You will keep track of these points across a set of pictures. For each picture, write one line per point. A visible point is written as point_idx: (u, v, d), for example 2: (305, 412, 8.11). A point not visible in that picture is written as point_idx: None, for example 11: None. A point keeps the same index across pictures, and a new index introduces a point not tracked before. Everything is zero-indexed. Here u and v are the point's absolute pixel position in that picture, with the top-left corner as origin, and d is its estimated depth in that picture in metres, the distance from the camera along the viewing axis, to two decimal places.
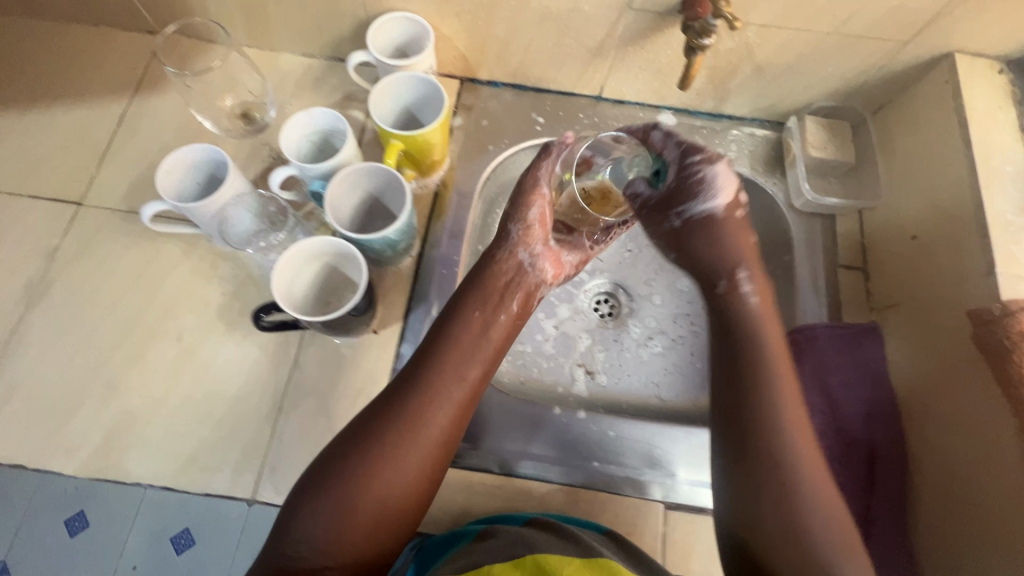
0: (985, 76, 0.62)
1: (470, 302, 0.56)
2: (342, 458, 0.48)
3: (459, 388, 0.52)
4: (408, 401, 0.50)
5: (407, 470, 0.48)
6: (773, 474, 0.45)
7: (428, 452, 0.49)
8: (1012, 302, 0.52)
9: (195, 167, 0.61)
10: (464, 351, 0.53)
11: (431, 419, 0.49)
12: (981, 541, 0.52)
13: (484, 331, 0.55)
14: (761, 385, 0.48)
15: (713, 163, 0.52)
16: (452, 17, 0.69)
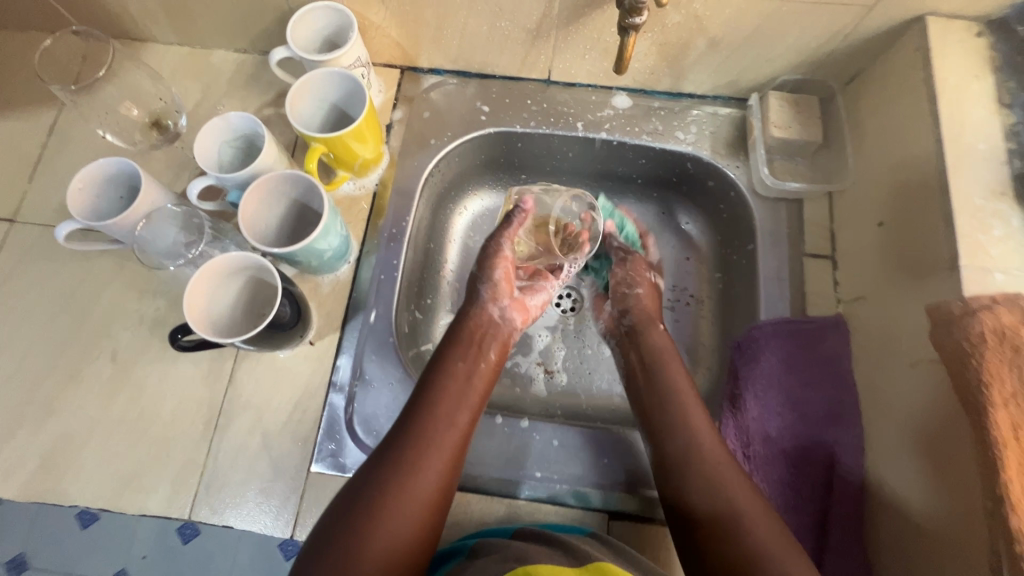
0: (960, 41, 0.56)
1: (451, 354, 0.60)
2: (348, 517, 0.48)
3: (452, 431, 0.54)
4: (405, 450, 0.52)
5: (410, 517, 0.49)
6: (722, 505, 0.51)
7: (426, 498, 0.50)
8: (974, 299, 0.47)
9: (112, 180, 0.59)
10: (454, 397, 0.56)
11: (428, 464, 0.52)
12: (929, 554, 0.48)
13: (470, 377, 0.59)
14: (694, 434, 0.56)
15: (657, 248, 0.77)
16: (377, 4, 0.64)
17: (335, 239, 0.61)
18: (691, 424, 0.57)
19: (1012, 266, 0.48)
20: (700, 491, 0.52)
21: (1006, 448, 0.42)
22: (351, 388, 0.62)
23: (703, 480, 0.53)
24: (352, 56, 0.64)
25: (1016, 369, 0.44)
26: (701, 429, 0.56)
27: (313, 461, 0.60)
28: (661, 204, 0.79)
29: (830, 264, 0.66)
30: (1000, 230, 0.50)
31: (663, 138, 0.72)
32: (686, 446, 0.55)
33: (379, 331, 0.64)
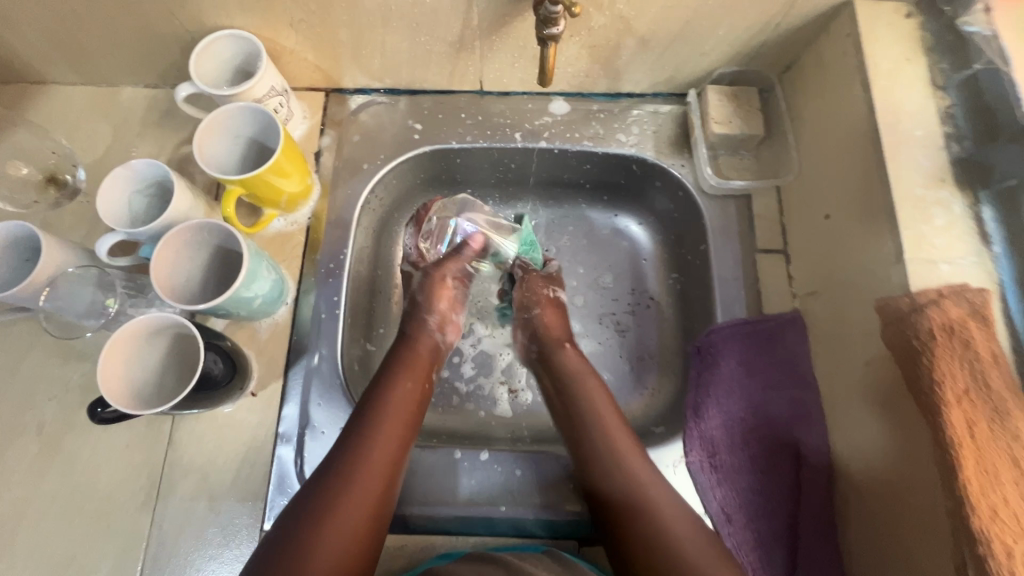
0: (890, 24, 0.55)
1: (392, 374, 0.58)
2: (282, 539, 0.46)
3: (391, 448, 0.53)
4: (345, 470, 0.50)
5: (347, 539, 0.47)
6: (632, 488, 0.52)
7: (362, 518, 0.48)
8: (921, 294, 0.46)
9: (9, 248, 0.54)
10: (394, 414, 0.55)
11: (366, 483, 0.50)
12: (895, 552, 0.47)
13: (413, 396, 0.57)
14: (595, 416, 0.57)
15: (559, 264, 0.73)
16: (286, 28, 0.60)
17: (263, 284, 0.57)
18: (588, 409, 0.58)
19: (957, 255, 0.47)
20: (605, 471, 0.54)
21: (962, 449, 0.41)
22: (299, 438, 0.59)
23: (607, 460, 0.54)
24: (264, 85, 0.60)
25: (966, 365, 0.43)
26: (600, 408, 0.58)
27: (265, 519, 0.57)
28: (611, 207, 0.77)
29: (783, 259, 0.65)
30: (942, 218, 0.48)
31: (605, 142, 0.70)
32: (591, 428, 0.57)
33: (325, 374, 0.61)
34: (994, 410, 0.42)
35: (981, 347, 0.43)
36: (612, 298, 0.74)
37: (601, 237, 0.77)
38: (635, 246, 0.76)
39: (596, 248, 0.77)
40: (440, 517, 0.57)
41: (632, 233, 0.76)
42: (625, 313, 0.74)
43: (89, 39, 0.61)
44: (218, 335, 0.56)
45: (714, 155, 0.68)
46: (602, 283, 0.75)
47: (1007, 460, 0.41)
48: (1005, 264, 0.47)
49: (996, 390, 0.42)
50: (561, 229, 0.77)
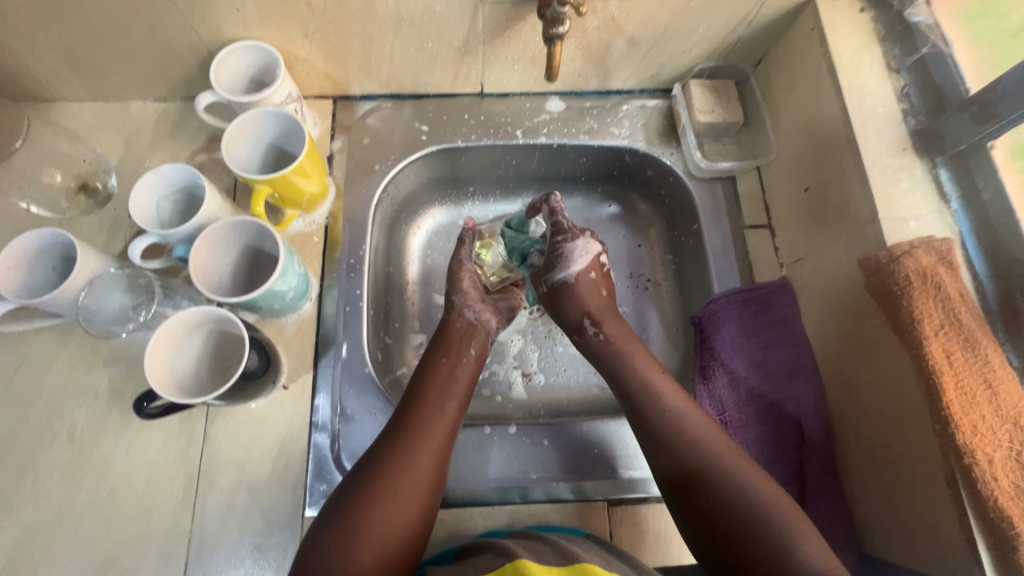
0: (848, 18, 0.62)
1: (435, 351, 0.62)
2: (351, 502, 0.50)
3: (442, 419, 0.56)
4: (401, 439, 0.54)
5: (411, 501, 0.51)
6: (688, 439, 0.53)
7: (423, 475, 0.52)
8: (896, 246, 0.52)
9: (42, 253, 0.55)
10: (442, 389, 0.59)
11: (424, 450, 0.54)
12: (892, 477, 0.53)
13: (455, 370, 0.61)
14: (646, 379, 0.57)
15: (572, 241, 0.63)
16: (301, 38, 0.63)
17: (294, 278, 0.60)
18: (640, 372, 0.58)
19: (922, 213, 0.54)
20: (665, 425, 0.54)
21: (944, 376, 0.47)
22: (333, 426, 0.61)
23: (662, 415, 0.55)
24: (282, 92, 0.63)
25: (940, 304, 0.49)
26: (646, 372, 0.58)
27: (306, 506, 0.58)
28: (606, 197, 0.83)
29: (768, 233, 0.71)
30: (908, 182, 0.55)
31: (599, 136, 0.75)
32: (645, 388, 0.57)
33: (353, 364, 0.64)
34: (966, 341, 0.48)
35: (951, 288, 0.49)
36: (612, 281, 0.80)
37: (598, 226, 0.83)
38: (629, 233, 0.82)
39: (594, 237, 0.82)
40: (474, 489, 0.61)
41: (626, 220, 0.82)
42: (626, 294, 0.79)
43: (105, 54, 0.63)
44: (255, 329, 0.59)
45: (700, 143, 0.74)
46: None
47: (981, 383, 0.47)
48: (962, 217, 0.54)
49: (967, 323, 0.49)
50: None
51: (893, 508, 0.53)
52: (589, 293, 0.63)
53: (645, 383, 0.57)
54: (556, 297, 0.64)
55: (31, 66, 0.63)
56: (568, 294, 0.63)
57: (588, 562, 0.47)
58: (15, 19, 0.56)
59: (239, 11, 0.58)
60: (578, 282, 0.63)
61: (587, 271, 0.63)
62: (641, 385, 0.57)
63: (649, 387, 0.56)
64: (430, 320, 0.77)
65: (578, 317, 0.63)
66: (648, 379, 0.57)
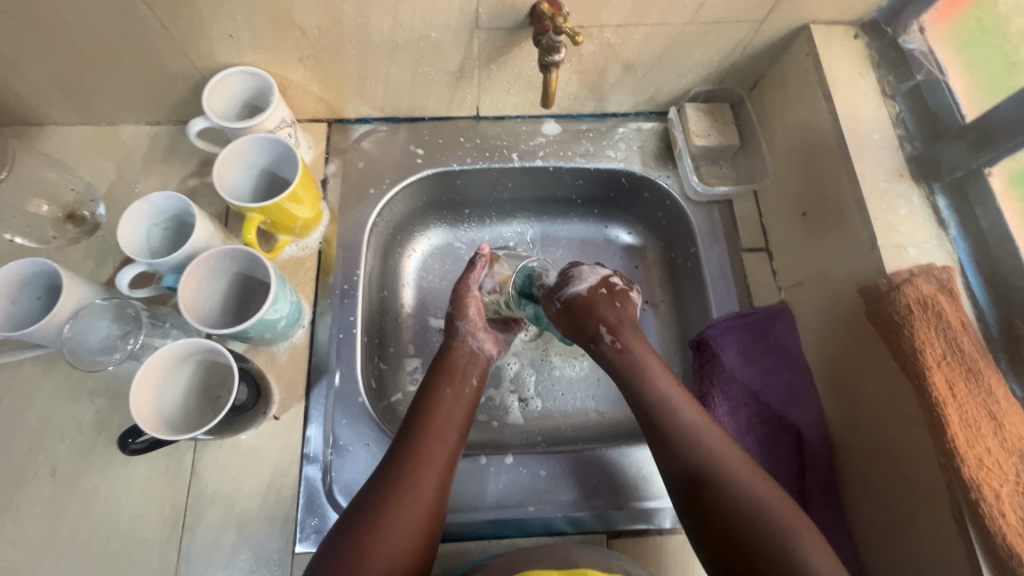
0: (842, 44, 0.63)
1: (438, 381, 0.61)
2: (347, 541, 0.48)
3: (442, 450, 0.55)
4: (400, 471, 0.52)
5: (408, 536, 0.49)
6: (700, 451, 0.52)
7: (425, 509, 0.51)
8: (895, 275, 0.52)
9: (27, 285, 0.54)
10: (443, 419, 0.57)
11: (423, 484, 0.52)
12: (899, 510, 0.52)
13: (457, 400, 0.60)
14: (659, 389, 0.56)
15: (579, 266, 0.68)
16: (296, 64, 0.63)
17: (285, 306, 0.59)
18: (653, 381, 0.57)
19: (921, 239, 0.54)
20: (677, 437, 0.53)
21: (947, 409, 0.46)
22: (325, 457, 0.60)
23: (674, 427, 0.53)
24: (276, 117, 0.62)
25: (941, 334, 0.49)
26: (659, 381, 0.57)
27: (297, 542, 0.56)
28: (602, 219, 0.82)
29: (766, 256, 0.71)
30: (905, 209, 0.55)
31: (595, 158, 0.75)
32: (661, 400, 0.55)
33: (346, 393, 0.62)
34: (969, 372, 0.47)
35: (952, 317, 0.49)
36: None
37: (594, 249, 0.82)
38: (626, 255, 0.81)
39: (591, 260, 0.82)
40: (470, 523, 0.59)
41: (623, 242, 0.82)
42: None
43: (96, 79, 0.62)
44: (245, 359, 0.58)
45: (696, 166, 0.74)
46: None
47: (984, 415, 0.46)
48: (960, 244, 0.54)
49: (969, 354, 0.48)
50: (557, 242, 0.82)
51: (898, 541, 0.52)
52: (603, 305, 0.63)
53: (658, 393, 0.56)
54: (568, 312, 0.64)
55: (21, 91, 0.62)
56: (580, 308, 0.63)
57: (587, 569, 0.50)
58: (4, 46, 0.55)
59: (233, 37, 0.58)
60: (587, 296, 0.64)
61: (598, 287, 0.65)
62: (656, 395, 0.56)
63: (663, 400, 0.55)
64: (426, 345, 0.76)
65: (593, 324, 0.62)
66: (660, 388, 0.56)
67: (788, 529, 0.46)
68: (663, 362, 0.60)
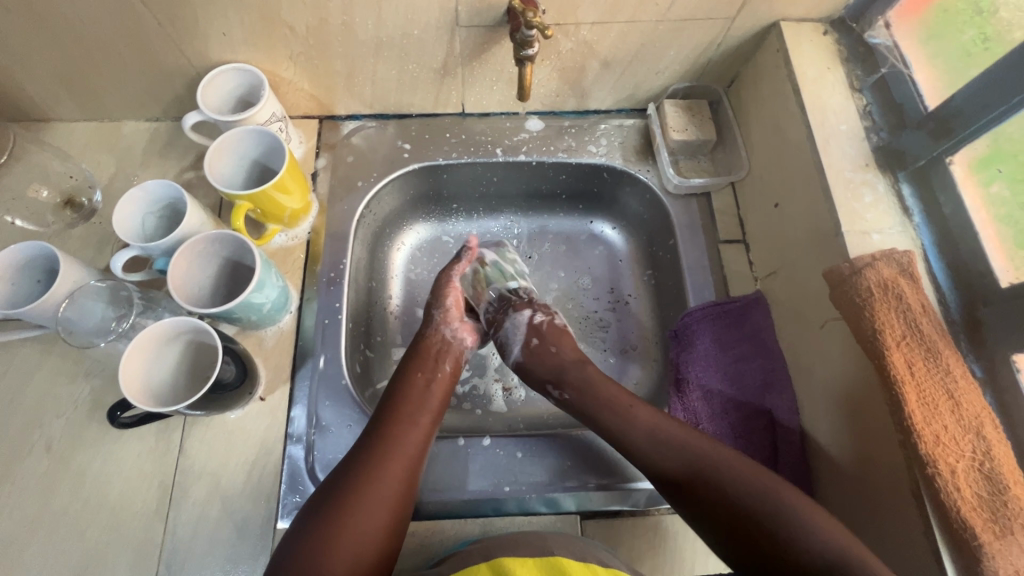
0: (811, 40, 0.65)
1: (412, 367, 0.63)
2: (320, 514, 0.49)
3: (414, 432, 0.57)
4: (373, 451, 0.54)
5: (380, 510, 0.51)
6: (695, 460, 0.53)
7: (397, 483, 0.53)
8: (858, 259, 0.53)
9: (27, 266, 0.57)
10: (415, 402, 0.59)
11: (394, 462, 0.54)
12: (866, 492, 0.52)
13: (430, 384, 0.62)
14: (639, 418, 0.58)
15: (497, 325, 0.68)
16: (286, 61, 0.66)
17: (272, 291, 0.61)
18: (633, 414, 0.58)
19: (885, 226, 0.55)
20: (669, 455, 0.54)
21: (905, 386, 0.47)
22: (308, 437, 0.62)
23: (664, 445, 0.55)
24: (266, 112, 0.65)
25: (901, 315, 0.50)
26: (638, 412, 0.58)
27: (278, 518, 0.58)
28: (586, 214, 0.84)
29: (743, 248, 0.72)
30: (870, 196, 0.57)
31: (577, 153, 0.77)
32: (648, 428, 0.57)
33: (330, 376, 0.65)
34: (927, 352, 0.49)
35: (912, 300, 0.50)
36: (593, 297, 0.81)
37: (578, 243, 0.84)
38: (610, 249, 0.83)
39: (575, 253, 0.84)
40: (447, 502, 0.61)
41: (607, 236, 0.84)
42: (605, 308, 0.80)
43: (98, 76, 0.65)
44: (231, 339, 0.60)
45: (676, 161, 0.76)
46: (582, 284, 0.81)
47: (942, 393, 0.47)
48: (924, 231, 0.55)
49: (927, 334, 0.49)
50: (542, 236, 0.84)
51: (863, 520, 0.52)
52: (540, 360, 0.65)
53: (640, 423, 0.57)
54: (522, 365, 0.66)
55: (28, 87, 0.66)
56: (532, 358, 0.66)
57: (561, 556, 0.50)
58: (11, 43, 0.59)
59: (226, 35, 0.61)
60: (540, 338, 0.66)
61: (528, 340, 0.67)
62: (640, 428, 0.57)
63: (645, 428, 0.57)
64: (412, 335, 0.78)
65: (543, 383, 0.65)
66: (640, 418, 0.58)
67: (804, 517, 0.47)
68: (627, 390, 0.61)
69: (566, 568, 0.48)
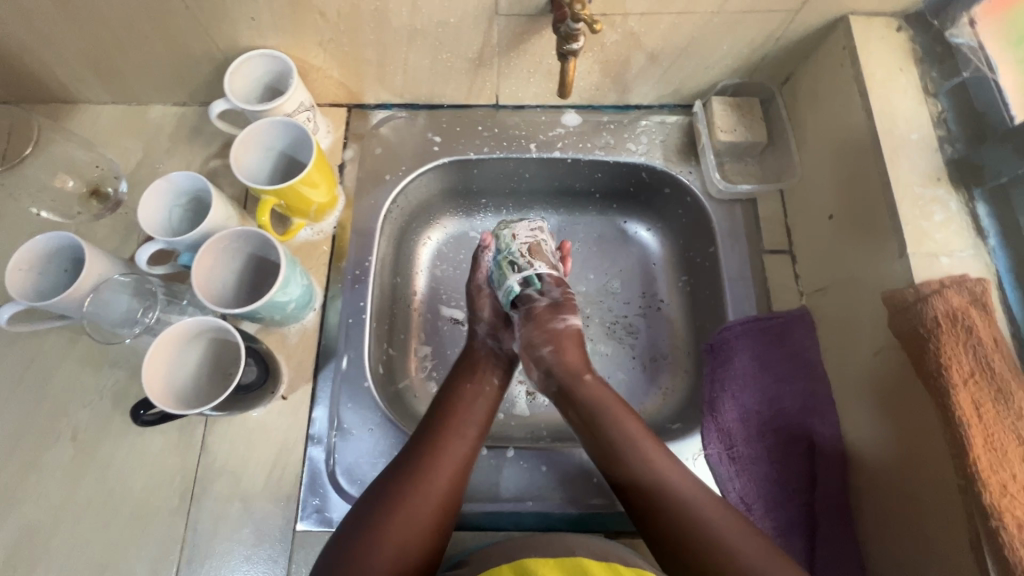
0: (883, 37, 0.59)
1: (461, 376, 0.62)
2: (365, 522, 0.49)
3: (462, 443, 0.56)
4: (419, 461, 0.53)
5: (420, 520, 0.50)
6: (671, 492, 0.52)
7: (438, 495, 0.52)
8: (924, 285, 0.49)
9: (53, 257, 0.57)
10: (462, 415, 0.58)
11: (438, 475, 0.52)
12: (915, 536, 0.49)
13: (478, 396, 0.60)
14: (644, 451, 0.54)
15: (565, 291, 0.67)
16: (315, 48, 0.63)
17: (296, 290, 0.59)
18: (646, 450, 0.54)
19: (956, 249, 0.51)
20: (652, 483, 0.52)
21: (972, 430, 0.43)
22: (329, 439, 0.61)
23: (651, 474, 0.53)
24: (294, 101, 0.63)
25: (970, 349, 0.45)
26: (648, 449, 0.54)
27: (298, 520, 0.57)
28: (620, 214, 0.80)
29: (790, 259, 0.68)
30: (941, 215, 0.52)
31: (615, 151, 0.73)
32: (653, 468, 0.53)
33: (353, 377, 0.63)
34: (998, 392, 0.44)
35: (984, 334, 0.46)
36: (623, 302, 0.77)
37: (610, 243, 0.80)
38: (643, 252, 0.79)
39: (606, 255, 0.80)
40: (467, 513, 0.59)
41: (641, 238, 0.80)
42: (635, 314, 0.76)
43: (125, 59, 0.64)
44: (254, 339, 0.59)
45: (720, 162, 0.72)
46: (612, 288, 0.78)
47: (1013, 438, 0.43)
48: (999, 256, 0.51)
49: (999, 373, 0.45)
50: (573, 235, 0.81)
51: (912, 564, 0.49)
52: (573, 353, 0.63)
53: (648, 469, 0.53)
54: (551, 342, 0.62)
55: (56, 69, 0.64)
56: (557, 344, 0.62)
57: (581, 555, 0.48)
58: (40, 24, 0.57)
59: (254, 19, 0.58)
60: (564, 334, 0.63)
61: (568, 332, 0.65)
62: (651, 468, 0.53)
63: (651, 472, 0.53)
64: (436, 333, 0.75)
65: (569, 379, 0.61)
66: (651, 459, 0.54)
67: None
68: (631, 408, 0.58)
69: (587, 570, 0.47)
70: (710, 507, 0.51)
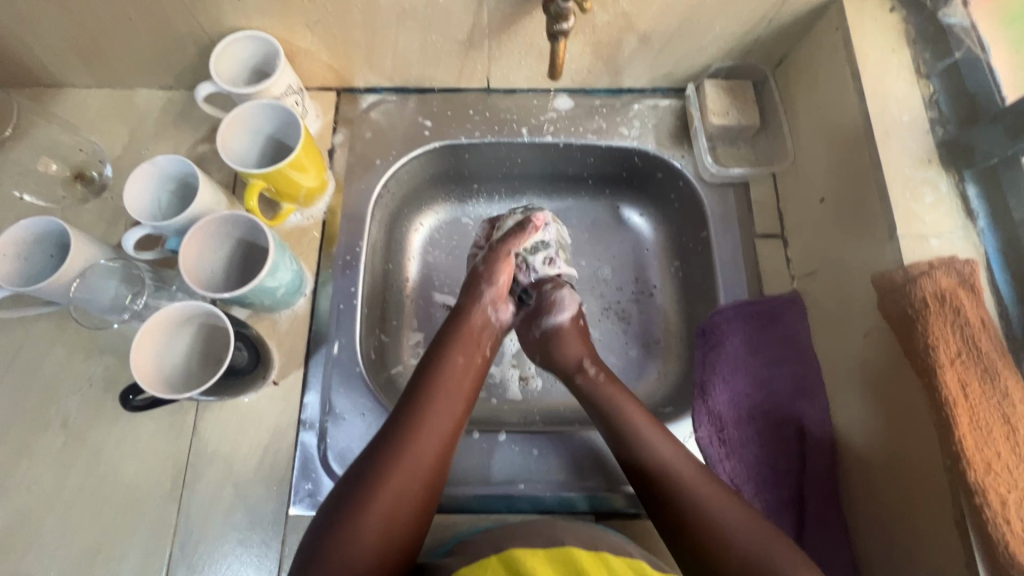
0: (876, 18, 0.59)
1: (454, 346, 0.60)
2: (354, 489, 0.50)
3: (447, 422, 0.55)
4: (405, 436, 0.53)
5: (408, 490, 0.50)
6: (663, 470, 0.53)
7: (429, 468, 0.52)
8: (913, 266, 0.49)
9: (41, 241, 0.56)
10: (449, 391, 0.57)
11: (425, 451, 0.52)
12: (903, 517, 0.49)
13: (468, 370, 0.59)
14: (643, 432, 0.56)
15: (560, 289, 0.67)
16: (303, 29, 0.62)
17: (285, 275, 0.59)
18: (654, 443, 0.55)
19: (946, 230, 0.51)
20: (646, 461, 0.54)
21: (958, 409, 0.44)
22: (321, 424, 0.61)
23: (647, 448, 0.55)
24: (282, 84, 0.62)
25: (958, 329, 0.46)
26: (660, 443, 0.55)
27: (290, 504, 0.58)
28: (613, 200, 0.80)
29: (781, 243, 0.68)
30: (931, 197, 0.52)
31: (608, 136, 0.72)
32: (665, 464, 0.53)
33: (344, 362, 0.63)
34: (984, 372, 0.45)
35: (971, 314, 0.46)
36: (614, 288, 0.77)
37: (603, 229, 0.80)
38: (633, 237, 0.79)
39: (598, 241, 0.80)
40: (460, 497, 0.59)
41: (634, 223, 0.79)
42: (627, 300, 0.76)
43: (109, 41, 0.62)
44: (244, 324, 0.59)
45: (713, 147, 0.71)
46: (602, 275, 0.77)
47: (999, 418, 0.43)
48: (988, 238, 0.51)
49: (987, 352, 0.45)
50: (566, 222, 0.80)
51: (901, 541, 0.49)
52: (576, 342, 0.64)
53: (662, 463, 0.54)
54: (546, 343, 0.65)
55: (38, 51, 0.63)
56: (555, 339, 0.64)
57: (572, 545, 0.48)
58: (20, 5, 0.56)
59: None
60: (565, 330, 0.65)
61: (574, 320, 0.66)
62: (656, 455, 0.54)
63: (667, 467, 0.53)
64: (428, 320, 0.75)
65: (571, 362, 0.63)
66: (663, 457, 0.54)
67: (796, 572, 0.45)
68: (644, 408, 0.58)
69: (578, 561, 0.46)
70: (721, 501, 0.50)
